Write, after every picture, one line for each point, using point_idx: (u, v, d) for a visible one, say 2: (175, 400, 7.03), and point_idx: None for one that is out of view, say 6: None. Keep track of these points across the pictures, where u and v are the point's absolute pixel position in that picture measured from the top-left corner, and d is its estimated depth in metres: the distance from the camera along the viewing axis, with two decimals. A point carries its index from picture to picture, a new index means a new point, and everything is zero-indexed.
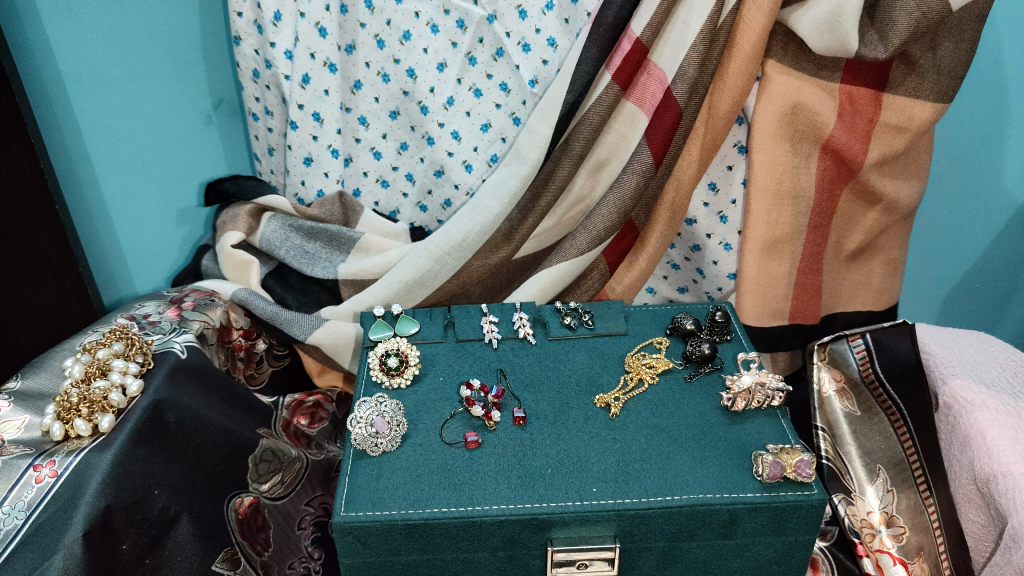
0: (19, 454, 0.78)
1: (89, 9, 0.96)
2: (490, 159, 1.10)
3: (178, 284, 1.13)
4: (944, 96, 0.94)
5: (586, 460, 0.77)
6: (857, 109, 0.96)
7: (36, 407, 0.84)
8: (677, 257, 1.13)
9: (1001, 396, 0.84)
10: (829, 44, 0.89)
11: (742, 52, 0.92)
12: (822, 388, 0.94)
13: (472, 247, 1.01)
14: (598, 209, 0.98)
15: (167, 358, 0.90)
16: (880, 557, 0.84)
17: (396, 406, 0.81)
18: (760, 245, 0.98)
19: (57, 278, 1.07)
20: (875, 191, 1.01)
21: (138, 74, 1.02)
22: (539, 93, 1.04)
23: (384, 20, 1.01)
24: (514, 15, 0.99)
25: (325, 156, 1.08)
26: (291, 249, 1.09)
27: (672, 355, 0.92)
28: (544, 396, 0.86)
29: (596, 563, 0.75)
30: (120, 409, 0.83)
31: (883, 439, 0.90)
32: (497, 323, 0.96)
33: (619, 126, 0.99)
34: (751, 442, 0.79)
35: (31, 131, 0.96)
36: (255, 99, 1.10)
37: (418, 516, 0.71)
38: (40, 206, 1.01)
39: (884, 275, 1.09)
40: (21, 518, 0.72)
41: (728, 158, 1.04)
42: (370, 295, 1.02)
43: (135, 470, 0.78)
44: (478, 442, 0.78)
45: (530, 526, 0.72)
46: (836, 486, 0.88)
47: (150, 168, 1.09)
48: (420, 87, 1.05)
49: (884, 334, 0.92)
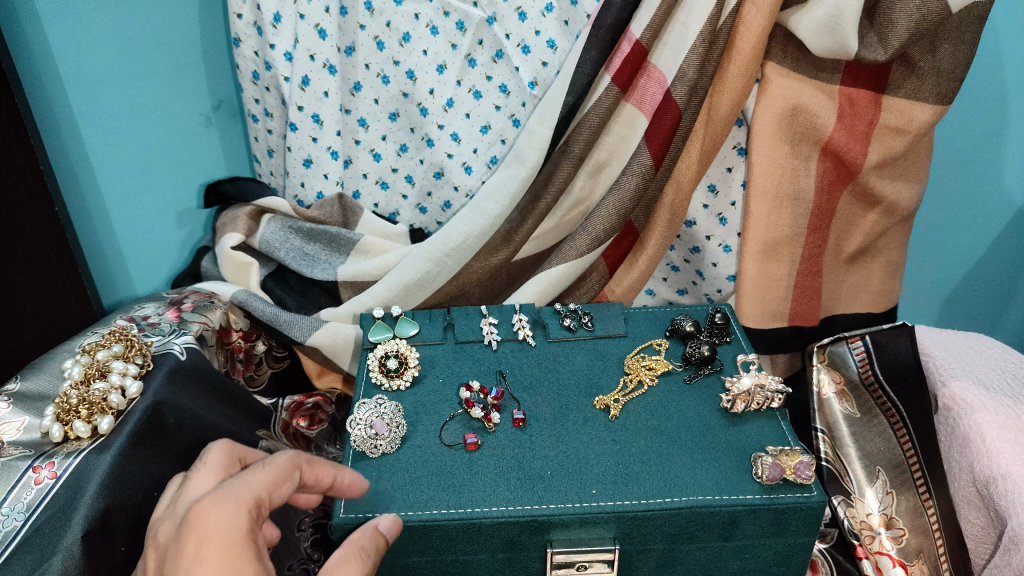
0: (19, 456, 0.77)
1: (89, 10, 0.96)
2: (490, 161, 1.10)
3: (178, 285, 1.14)
4: (944, 98, 0.93)
5: (585, 461, 0.77)
6: (857, 111, 0.96)
7: (36, 408, 0.84)
8: (677, 258, 1.13)
9: (1001, 398, 0.84)
10: (829, 46, 0.89)
11: (742, 54, 0.92)
12: (822, 390, 0.94)
13: (472, 249, 1.01)
14: (597, 211, 0.98)
15: (167, 359, 0.89)
16: (880, 558, 0.84)
17: (396, 407, 0.82)
18: (760, 247, 0.98)
19: (56, 279, 1.06)
20: (874, 193, 1.01)
21: (138, 76, 1.03)
22: (539, 95, 1.04)
23: (383, 22, 1.01)
24: (513, 16, 0.99)
25: (325, 158, 1.08)
26: (291, 251, 1.09)
27: (672, 356, 0.92)
28: (544, 397, 0.86)
29: (596, 566, 0.75)
30: (120, 410, 0.83)
31: (883, 440, 0.90)
32: (497, 324, 0.96)
33: (619, 128, 0.99)
34: (751, 443, 0.79)
35: (31, 133, 0.96)
36: (255, 101, 1.10)
37: (418, 517, 0.71)
38: (39, 208, 1.00)
39: (884, 276, 1.09)
40: (21, 519, 0.72)
41: (728, 160, 1.04)
42: (370, 297, 1.02)
43: (135, 471, 0.78)
44: (478, 443, 0.78)
45: (530, 527, 0.72)
46: (836, 487, 0.88)
47: (149, 169, 1.10)
48: (420, 88, 1.05)
49: (884, 336, 0.93)
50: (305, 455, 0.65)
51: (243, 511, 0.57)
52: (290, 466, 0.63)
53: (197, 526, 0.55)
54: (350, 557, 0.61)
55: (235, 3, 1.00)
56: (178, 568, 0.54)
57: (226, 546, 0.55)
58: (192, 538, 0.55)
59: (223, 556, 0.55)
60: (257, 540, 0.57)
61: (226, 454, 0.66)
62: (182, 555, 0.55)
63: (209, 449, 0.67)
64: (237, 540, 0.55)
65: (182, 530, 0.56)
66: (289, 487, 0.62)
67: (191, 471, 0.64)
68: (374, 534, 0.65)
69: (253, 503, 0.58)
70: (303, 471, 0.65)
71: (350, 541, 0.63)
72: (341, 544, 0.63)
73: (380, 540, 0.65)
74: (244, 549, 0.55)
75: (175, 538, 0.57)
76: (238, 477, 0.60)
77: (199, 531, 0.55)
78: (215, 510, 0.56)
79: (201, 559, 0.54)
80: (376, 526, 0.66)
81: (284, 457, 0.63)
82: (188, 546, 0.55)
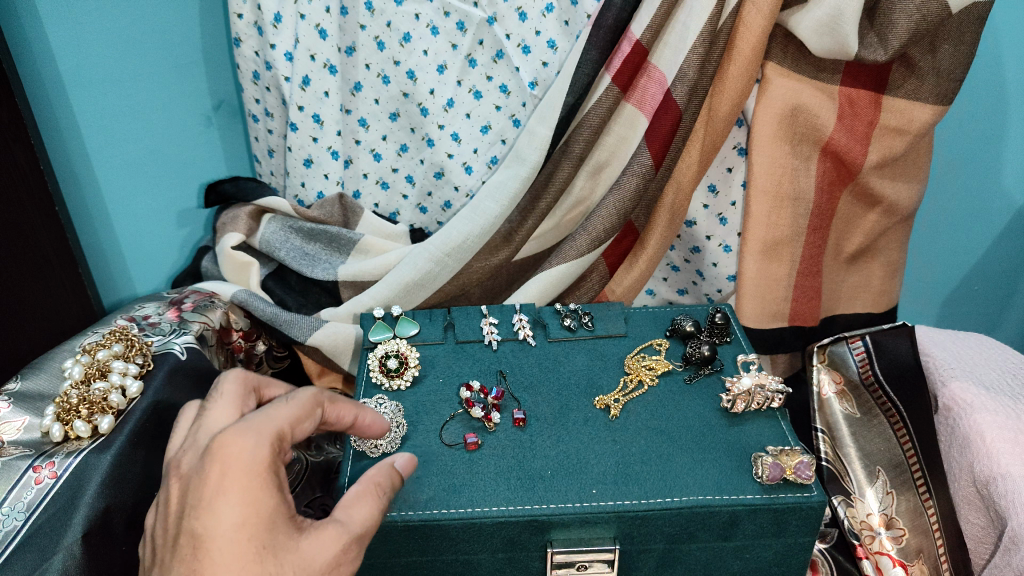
0: (19, 455, 0.77)
1: (89, 10, 0.96)
2: (490, 161, 1.10)
3: (178, 285, 1.14)
4: (944, 98, 0.94)
5: (586, 461, 0.77)
6: (857, 111, 0.96)
7: (36, 408, 0.84)
8: (677, 258, 1.13)
9: (1001, 398, 0.84)
10: (829, 46, 0.89)
11: (742, 54, 0.92)
12: (822, 390, 0.94)
13: (472, 249, 1.01)
14: (598, 211, 0.98)
15: (167, 359, 0.90)
16: (880, 558, 0.84)
17: (396, 407, 0.82)
18: (760, 247, 0.98)
19: (57, 279, 1.06)
20: (874, 193, 1.01)
21: (138, 76, 1.03)
22: (539, 95, 1.04)
23: (384, 22, 1.01)
24: (514, 17, 0.99)
25: (325, 158, 1.08)
26: (291, 251, 1.09)
27: (672, 356, 0.92)
28: (544, 397, 0.86)
29: (596, 565, 0.75)
30: (120, 410, 0.83)
31: (883, 440, 0.90)
32: (497, 324, 0.96)
33: (619, 128, 1.00)
34: (751, 443, 0.79)
35: (31, 133, 0.96)
36: (255, 101, 1.10)
37: (418, 517, 0.71)
38: (40, 208, 1.00)
39: (884, 277, 1.09)
40: (21, 519, 0.72)
41: (728, 160, 1.04)
42: (370, 297, 1.02)
43: (136, 471, 0.78)
44: (478, 443, 0.78)
45: (530, 527, 0.72)
46: (836, 487, 0.88)
47: (149, 169, 1.10)
48: (420, 88, 1.05)
49: (884, 336, 0.93)
50: (327, 394, 0.66)
51: (267, 444, 0.57)
52: (313, 403, 0.62)
53: (221, 456, 0.55)
54: (365, 493, 0.62)
55: (235, 3, 1.00)
56: (201, 497, 0.54)
57: (249, 476, 0.55)
58: (216, 468, 0.55)
59: (247, 487, 0.55)
60: (279, 472, 0.57)
61: (240, 385, 0.65)
62: (205, 485, 0.55)
63: (222, 380, 0.65)
64: (258, 472, 0.55)
65: (205, 460, 0.55)
66: (311, 423, 0.62)
67: (207, 403, 0.63)
68: (390, 471, 0.65)
69: (276, 436, 0.58)
70: (324, 409, 0.65)
71: (367, 477, 0.64)
72: (358, 480, 0.64)
73: (395, 476, 0.66)
74: (267, 481, 0.56)
75: (196, 469, 0.56)
76: (262, 411, 0.59)
77: (222, 462, 0.55)
78: (237, 442, 0.56)
79: (224, 488, 0.54)
80: (391, 464, 0.67)
81: (307, 394, 0.62)
82: (211, 476, 0.55)
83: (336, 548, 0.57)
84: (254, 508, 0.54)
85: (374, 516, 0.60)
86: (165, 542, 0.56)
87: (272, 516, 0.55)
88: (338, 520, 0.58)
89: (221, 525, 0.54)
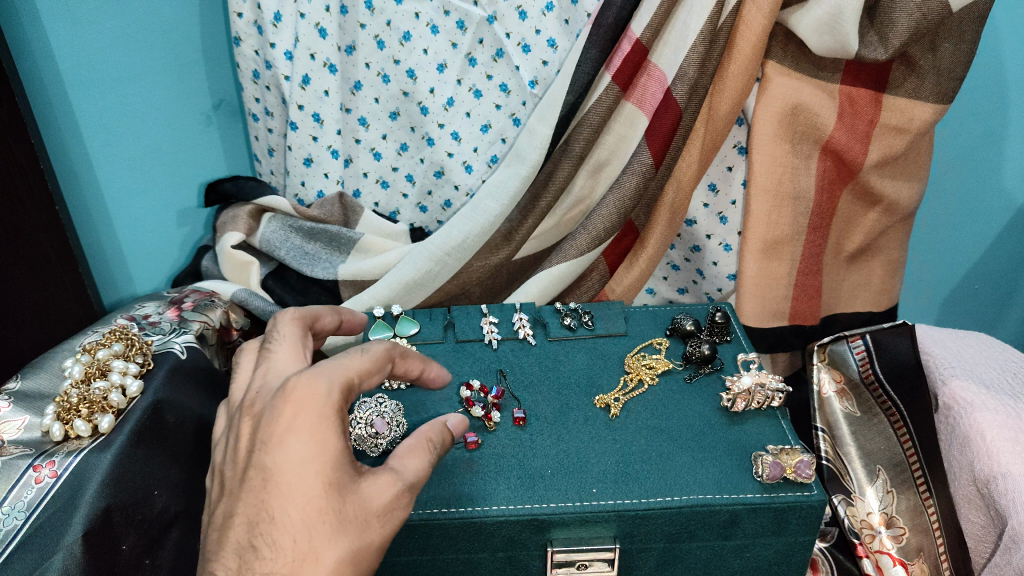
0: (19, 455, 0.77)
1: (89, 9, 0.96)
2: (490, 160, 1.10)
3: (178, 285, 1.14)
4: (944, 97, 0.93)
5: (585, 461, 0.77)
6: (857, 110, 0.96)
7: (36, 407, 0.84)
8: (677, 258, 1.14)
9: (1001, 397, 0.84)
10: (829, 45, 0.89)
11: (742, 53, 0.92)
12: (822, 389, 0.94)
13: (472, 248, 1.01)
14: (598, 210, 0.98)
15: (167, 359, 0.90)
16: (880, 557, 0.84)
17: (396, 406, 0.81)
18: (760, 246, 0.98)
19: (57, 279, 1.07)
20: (875, 192, 1.01)
21: (138, 76, 1.03)
22: (539, 94, 1.04)
23: (384, 21, 1.01)
24: (513, 16, 0.99)
25: (325, 157, 1.08)
26: (291, 250, 1.09)
27: (672, 356, 0.92)
28: (544, 397, 0.86)
29: (596, 564, 0.75)
30: (120, 410, 0.83)
31: (883, 440, 0.90)
32: (497, 324, 0.96)
33: (619, 127, 0.99)
34: (751, 442, 0.79)
35: (31, 132, 0.96)
36: (255, 100, 1.10)
37: (419, 517, 0.70)
38: (39, 208, 1.00)
39: (884, 275, 1.09)
40: (21, 518, 0.72)
41: (727, 159, 1.04)
42: (369, 296, 1.01)
43: (136, 470, 0.78)
44: (478, 443, 0.78)
45: (530, 526, 0.72)
46: (836, 486, 0.88)
47: (150, 168, 1.10)
48: (420, 88, 1.05)
49: (884, 335, 0.93)
50: (400, 349, 0.65)
51: (338, 389, 0.57)
52: (385, 357, 0.62)
53: (294, 397, 0.56)
54: (417, 447, 0.61)
55: (235, 2, 1.00)
56: (273, 434, 0.55)
57: (320, 418, 0.55)
58: (289, 408, 0.55)
59: (316, 429, 0.55)
60: (346, 418, 0.57)
61: (300, 329, 0.66)
62: (278, 421, 0.55)
63: (281, 323, 0.66)
64: (328, 415, 0.56)
65: (279, 398, 0.56)
66: (380, 376, 0.62)
67: (272, 344, 0.64)
68: (442, 428, 0.64)
69: (344, 384, 0.58)
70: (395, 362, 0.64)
71: (420, 432, 0.62)
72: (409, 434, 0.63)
73: (447, 434, 0.64)
74: (335, 423, 0.56)
75: (268, 406, 0.57)
76: (334, 359, 0.59)
77: (296, 401, 0.56)
78: (309, 385, 0.56)
79: (295, 427, 0.55)
80: (445, 422, 0.65)
81: (380, 347, 0.62)
82: (284, 414, 0.56)
83: (392, 493, 0.56)
84: (321, 449, 0.55)
85: (426, 468, 0.60)
86: (231, 473, 0.57)
87: (339, 457, 0.55)
88: (393, 469, 0.58)
89: (289, 460, 0.54)
